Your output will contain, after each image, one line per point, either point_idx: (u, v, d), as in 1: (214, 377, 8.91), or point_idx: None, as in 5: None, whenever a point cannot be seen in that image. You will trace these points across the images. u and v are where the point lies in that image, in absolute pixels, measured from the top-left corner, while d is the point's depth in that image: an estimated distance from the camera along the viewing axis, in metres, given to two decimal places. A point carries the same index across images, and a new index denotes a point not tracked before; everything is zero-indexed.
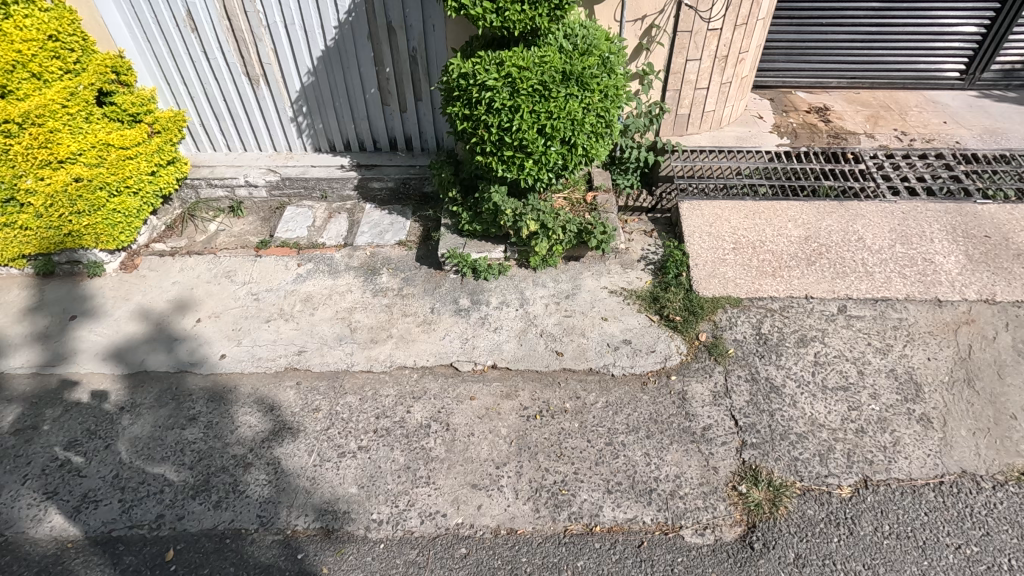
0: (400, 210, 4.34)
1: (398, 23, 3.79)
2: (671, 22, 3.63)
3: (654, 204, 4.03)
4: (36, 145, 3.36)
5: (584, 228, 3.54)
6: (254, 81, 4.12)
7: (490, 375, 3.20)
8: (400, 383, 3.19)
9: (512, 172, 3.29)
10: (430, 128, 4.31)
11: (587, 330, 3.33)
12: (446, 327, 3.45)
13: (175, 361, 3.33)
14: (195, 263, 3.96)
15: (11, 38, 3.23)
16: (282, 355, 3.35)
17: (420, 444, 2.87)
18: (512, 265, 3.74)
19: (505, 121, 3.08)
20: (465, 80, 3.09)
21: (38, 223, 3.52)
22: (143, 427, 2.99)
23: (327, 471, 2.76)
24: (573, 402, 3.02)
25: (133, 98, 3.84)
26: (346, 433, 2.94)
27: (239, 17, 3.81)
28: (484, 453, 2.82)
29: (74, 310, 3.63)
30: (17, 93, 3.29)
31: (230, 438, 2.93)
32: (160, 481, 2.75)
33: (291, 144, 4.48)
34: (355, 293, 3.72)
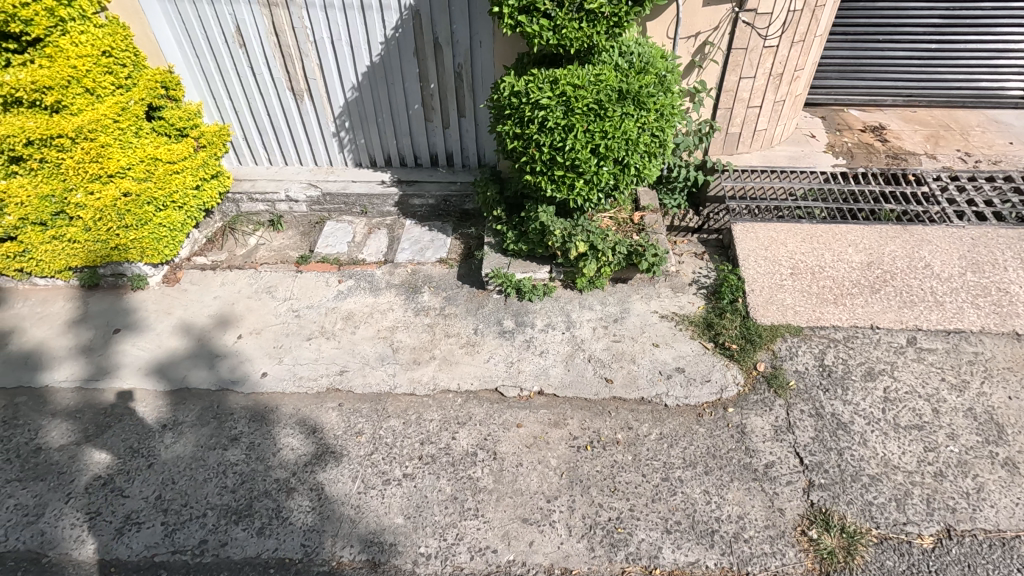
0: (440, 227, 4.29)
1: (446, 39, 3.74)
2: (726, 39, 3.51)
3: (700, 225, 4.01)
4: (87, 159, 3.37)
5: (635, 250, 3.42)
6: (299, 96, 4.09)
7: (537, 402, 3.11)
8: (444, 408, 3.10)
9: (561, 192, 3.20)
10: (473, 145, 4.26)
11: (637, 356, 3.22)
12: (491, 349, 3.36)
13: (217, 379, 3.28)
14: (236, 278, 3.94)
15: (67, 53, 3.25)
16: (324, 375, 3.29)
17: (467, 474, 2.77)
18: (558, 287, 3.63)
19: (557, 141, 2.99)
20: (517, 98, 3.01)
21: (87, 237, 3.53)
22: (185, 447, 2.95)
23: (372, 499, 2.68)
24: (625, 433, 2.92)
25: (181, 113, 3.85)
26: (390, 459, 2.85)
27: (286, 33, 3.78)
28: (534, 486, 2.71)
29: (117, 323, 3.63)
30: (72, 108, 3.30)
31: (272, 461, 2.87)
32: (202, 505, 2.69)
33: (332, 159, 4.45)
34: (396, 311, 3.65)
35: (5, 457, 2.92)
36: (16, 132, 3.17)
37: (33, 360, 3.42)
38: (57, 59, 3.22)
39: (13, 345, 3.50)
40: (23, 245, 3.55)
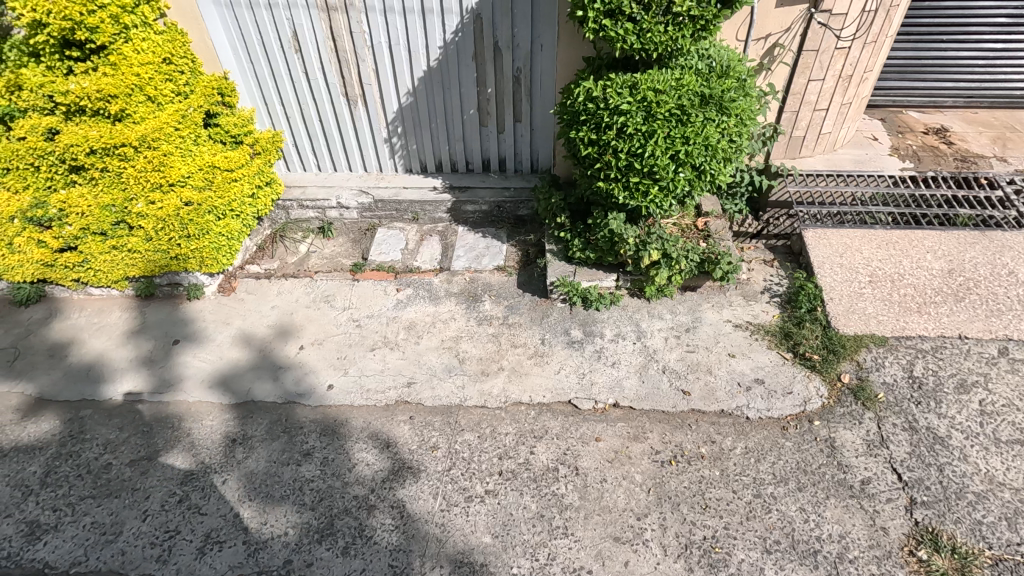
0: (494, 234, 4.23)
1: (506, 43, 3.68)
2: (797, 41, 3.43)
3: (759, 230, 3.91)
4: (149, 169, 3.32)
5: (708, 258, 3.36)
6: (353, 102, 4.04)
7: (613, 414, 3.03)
8: (518, 420, 3.03)
9: (635, 199, 3.11)
10: (528, 150, 4.19)
11: (714, 367, 3.14)
12: (561, 360, 3.28)
13: (282, 392, 3.22)
14: (292, 287, 3.88)
15: (130, 61, 3.22)
16: (392, 387, 3.23)
17: (552, 490, 2.70)
18: (624, 295, 3.56)
19: (636, 147, 2.91)
20: (594, 104, 2.94)
21: (147, 247, 3.49)
22: (258, 462, 2.89)
23: (457, 517, 2.61)
24: (709, 447, 2.84)
25: (235, 120, 3.78)
26: (470, 475, 2.79)
27: (344, 38, 3.73)
28: (622, 503, 2.63)
29: (176, 333, 3.58)
30: (134, 116, 3.28)
31: (349, 477, 2.80)
32: (282, 523, 2.62)
33: (382, 165, 4.39)
34: (459, 320, 3.59)
35: (76, 473, 2.87)
36: (80, 141, 3.20)
37: (95, 372, 3.38)
38: (121, 67, 3.21)
39: (73, 358, 3.47)
40: (83, 256, 3.53)
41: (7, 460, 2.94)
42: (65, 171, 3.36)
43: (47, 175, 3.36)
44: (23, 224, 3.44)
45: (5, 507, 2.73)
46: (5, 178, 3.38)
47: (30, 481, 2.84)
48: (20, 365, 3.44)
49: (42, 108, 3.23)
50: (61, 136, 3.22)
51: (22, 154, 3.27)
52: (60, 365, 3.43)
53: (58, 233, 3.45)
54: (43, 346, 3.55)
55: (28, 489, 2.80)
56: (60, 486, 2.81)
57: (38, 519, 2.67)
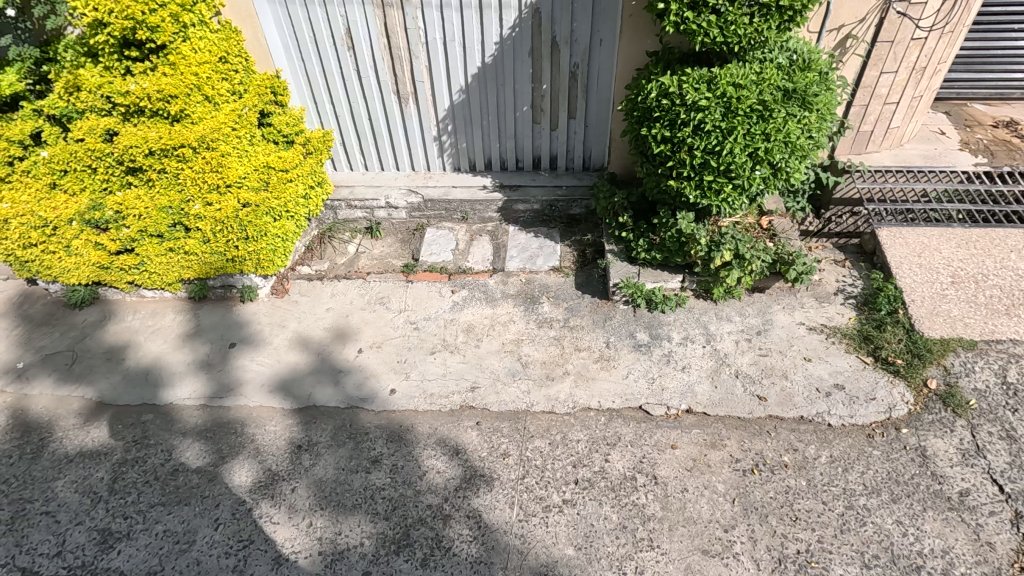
0: (547, 233, 4.13)
1: (564, 38, 3.59)
2: (871, 32, 3.30)
3: (821, 229, 3.84)
4: (207, 170, 3.27)
5: (780, 259, 3.24)
6: (404, 99, 3.96)
7: (687, 421, 2.95)
8: (589, 427, 2.95)
9: (707, 198, 3.01)
10: (580, 147, 4.11)
11: (789, 371, 3.04)
12: (628, 364, 3.20)
13: (344, 397, 3.17)
14: (346, 288, 3.82)
15: (189, 61, 3.18)
16: (455, 392, 3.17)
17: (632, 500, 2.62)
18: (689, 296, 3.45)
19: (713, 144, 2.80)
20: (669, 100, 2.84)
21: (204, 248, 3.44)
22: (326, 469, 2.83)
23: (536, 528, 2.54)
24: (791, 455, 2.74)
25: (287, 118, 3.72)
26: (545, 484, 2.71)
27: (398, 34, 3.65)
28: (707, 514, 2.54)
29: (232, 336, 3.53)
30: (193, 116, 3.24)
31: (421, 485, 2.74)
32: (357, 533, 2.56)
33: (430, 163, 4.31)
34: (518, 323, 3.51)
35: (144, 479, 2.83)
36: (139, 142, 3.18)
37: (154, 376, 3.35)
38: (180, 66, 3.16)
39: (130, 361, 3.44)
40: (139, 258, 3.48)
41: (74, 466, 2.91)
42: (121, 172, 3.34)
43: (104, 177, 3.35)
44: (81, 226, 3.43)
45: (75, 514, 2.70)
46: (62, 180, 3.38)
47: (98, 488, 2.80)
48: (79, 369, 3.42)
49: (99, 109, 3.22)
50: (120, 137, 3.20)
51: (80, 155, 3.27)
52: (118, 368, 3.41)
53: (116, 235, 3.42)
54: (100, 348, 3.53)
55: (97, 496, 2.77)
56: (129, 493, 2.77)
57: (110, 527, 2.64)
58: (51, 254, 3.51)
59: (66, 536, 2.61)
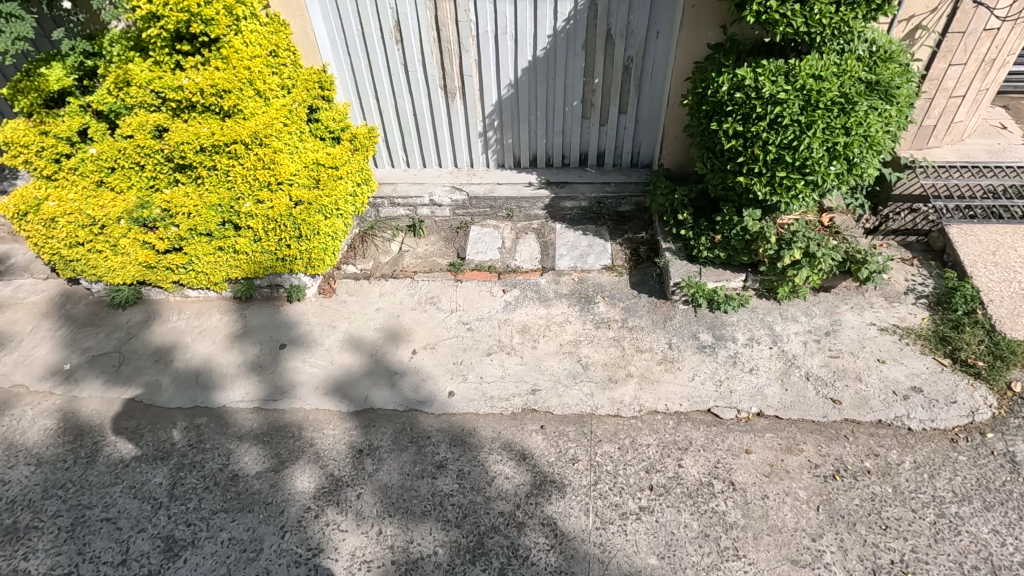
0: (595, 231, 4.04)
1: (620, 30, 3.48)
2: (942, 22, 3.18)
3: (877, 227, 3.70)
4: (260, 167, 3.19)
5: (850, 257, 3.17)
6: (451, 94, 3.86)
7: (759, 424, 2.86)
8: (658, 431, 2.87)
9: (777, 195, 2.91)
10: (630, 143, 4.01)
11: (863, 374, 2.96)
12: (693, 366, 3.11)
13: (402, 399, 3.09)
14: (394, 288, 3.74)
15: (241, 55, 3.08)
16: (516, 395, 3.08)
17: (711, 507, 2.54)
18: (752, 296, 3.35)
19: (790, 139, 2.69)
20: (743, 93, 2.73)
21: (254, 248, 3.35)
22: (390, 475, 2.75)
23: (615, 536, 2.46)
24: (873, 461, 2.66)
25: (334, 114, 3.64)
26: (619, 490, 2.63)
27: (449, 27, 3.56)
28: (792, 522, 2.46)
29: (281, 337, 3.46)
30: (245, 112, 3.15)
31: (490, 491, 2.66)
32: (430, 542, 2.48)
33: (473, 160, 4.21)
34: (575, 323, 3.42)
35: (203, 485, 2.76)
36: (191, 138, 3.11)
37: (204, 378, 3.27)
38: (232, 60, 3.06)
39: (179, 363, 3.37)
40: (187, 257, 3.40)
41: (130, 471, 2.84)
42: (170, 170, 3.27)
43: (152, 174, 3.28)
44: (128, 225, 3.35)
45: (137, 521, 2.63)
46: (110, 178, 3.32)
47: (157, 494, 2.73)
48: (127, 371, 3.35)
49: (149, 105, 3.14)
50: (171, 134, 3.12)
51: (129, 152, 3.20)
52: (167, 370, 3.33)
53: (163, 234, 3.34)
54: (147, 349, 3.46)
55: (157, 502, 2.70)
56: (189, 499, 2.70)
57: (174, 534, 2.57)
58: (97, 254, 3.43)
59: (130, 544, 2.54)
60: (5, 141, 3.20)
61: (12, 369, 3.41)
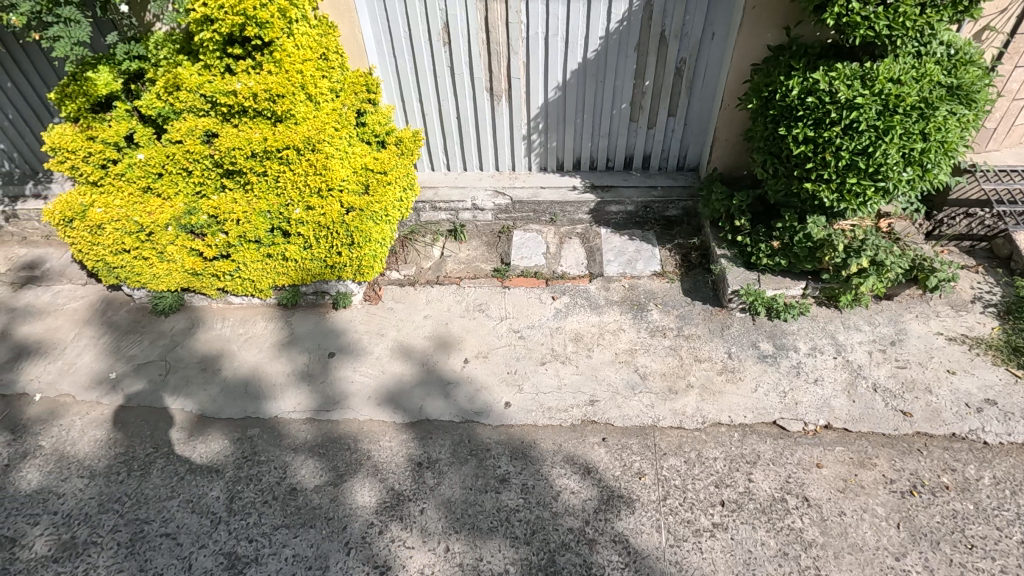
0: (642, 236, 3.97)
1: (675, 31, 3.40)
2: (1011, 23, 3.09)
3: (931, 232, 3.60)
4: (312, 173, 3.13)
5: (917, 265, 3.09)
6: (497, 97, 3.79)
7: (827, 437, 2.78)
8: (724, 444, 2.80)
9: (846, 202, 2.84)
10: (677, 146, 3.94)
11: (933, 385, 2.89)
12: (756, 377, 3.04)
13: (458, 410, 3.03)
14: (441, 295, 3.69)
15: (294, 58, 3.02)
16: (575, 405, 3.01)
17: (787, 524, 2.47)
18: (811, 304, 3.29)
19: (865, 144, 2.62)
20: (816, 97, 2.67)
21: (304, 255, 3.31)
22: (453, 489, 2.69)
23: (691, 554, 2.40)
24: (951, 476, 2.59)
25: (380, 118, 3.57)
26: (690, 505, 2.57)
27: (498, 29, 3.49)
28: (873, 540, 2.39)
29: (330, 345, 3.40)
30: (296, 117, 3.09)
31: (557, 507, 2.60)
32: (500, 560, 2.43)
33: (516, 163, 4.14)
34: (629, 332, 3.35)
35: (262, 499, 2.70)
36: (242, 144, 3.05)
37: (253, 387, 3.21)
38: (285, 64, 3.00)
39: (227, 372, 3.31)
40: (234, 264, 3.35)
41: (186, 484, 2.79)
42: (218, 175, 3.21)
43: (199, 180, 3.23)
44: (175, 231, 3.30)
45: (197, 537, 2.58)
46: (157, 184, 3.27)
47: (216, 508, 2.68)
48: (174, 380, 3.29)
49: (198, 109, 3.08)
50: (221, 139, 3.07)
51: (177, 157, 3.14)
52: (215, 379, 3.27)
53: (211, 241, 3.30)
54: (193, 358, 3.40)
55: (216, 517, 2.64)
56: (249, 514, 2.65)
57: (236, 550, 2.52)
58: (142, 260, 3.39)
59: (192, 561, 2.50)
60: (51, 146, 3.15)
61: (57, 377, 3.36)
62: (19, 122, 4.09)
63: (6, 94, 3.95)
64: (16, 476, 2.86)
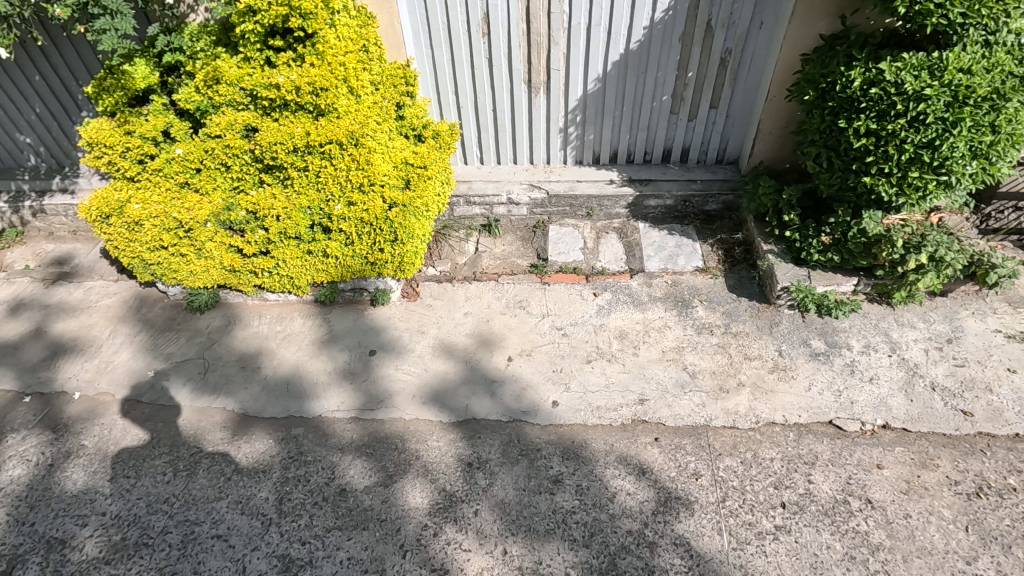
0: (682, 231, 3.90)
1: (722, 21, 3.31)
2: None
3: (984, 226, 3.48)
4: (354, 168, 3.07)
5: (975, 260, 3.01)
6: (535, 89, 3.71)
7: (886, 437, 2.72)
8: (779, 444, 2.74)
9: (905, 196, 2.77)
10: (717, 139, 3.86)
11: (993, 384, 2.83)
12: (809, 376, 2.98)
13: (505, 410, 2.98)
14: (479, 291, 3.63)
15: (336, 50, 2.94)
16: (624, 404, 2.96)
17: (852, 527, 2.42)
18: (862, 301, 3.23)
19: (931, 138, 2.55)
20: (880, 89, 2.60)
21: (345, 251, 3.28)
22: (505, 490, 2.65)
23: (755, 557, 2.36)
24: (1017, 477, 2.53)
25: (418, 110, 3.51)
26: (750, 507, 2.52)
27: (540, 19, 3.40)
28: (942, 544, 2.34)
29: (370, 343, 3.35)
30: (339, 111, 3.03)
31: (614, 509, 2.55)
32: (559, 563, 2.39)
33: (551, 156, 4.08)
34: (675, 329, 3.30)
35: (312, 500, 2.66)
36: (284, 138, 2.98)
37: (295, 386, 3.17)
38: (327, 56, 2.92)
39: (267, 370, 3.27)
40: (274, 261, 3.32)
41: (234, 485, 2.75)
42: (257, 171, 3.17)
43: (238, 175, 3.18)
44: (214, 228, 3.26)
45: (249, 539, 2.54)
46: (195, 179, 3.23)
47: (266, 509, 2.64)
48: (214, 379, 3.25)
49: (237, 103, 3.01)
50: (262, 134, 3.00)
51: (217, 152, 3.09)
52: (256, 377, 3.23)
53: (251, 237, 3.26)
54: (232, 356, 3.36)
55: (267, 518, 2.61)
56: (300, 515, 2.61)
57: (290, 553, 2.48)
58: (180, 256, 3.35)
59: (246, 563, 2.46)
60: (88, 141, 3.09)
61: (95, 375, 3.32)
62: (46, 116, 4.04)
63: (34, 87, 3.90)
64: (61, 476, 2.83)
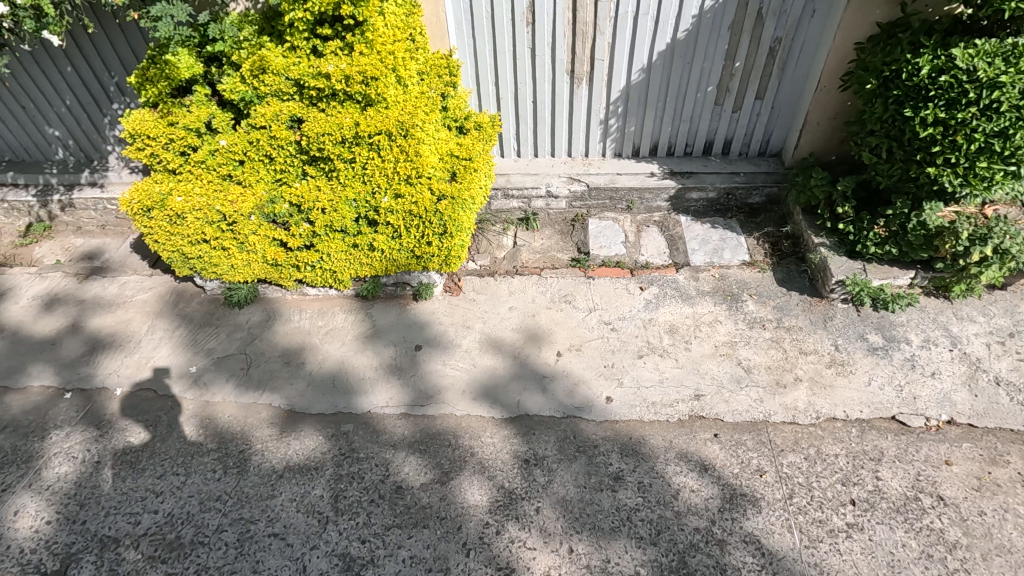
0: (725, 224, 3.84)
1: (773, 9, 3.24)
2: None
3: None
4: (403, 160, 3.01)
5: None
6: (577, 80, 3.65)
7: (952, 433, 2.67)
8: (843, 440, 2.68)
9: (970, 187, 2.71)
10: (761, 131, 3.80)
11: None
12: (868, 370, 2.92)
13: (558, 406, 2.92)
14: (522, 286, 3.57)
15: (386, 38, 2.86)
16: (680, 400, 2.90)
17: (926, 524, 2.37)
18: (919, 295, 3.18)
19: (1004, 126, 2.49)
20: (951, 76, 2.53)
21: (392, 245, 3.24)
22: (566, 487, 2.59)
23: (829, 556, 2.30)
24: None
25: (460, 101, 3.44)
26: (819, 504, 2.46)
27: (586, 8, 3.34)
28: (1020, 541, 2.29)
29: (415, 338, 3.30)
30: (387, 101, 2.96)
31: (680, 506, 2.50)
32: (628, 562, 2.34)
33: (589, 149, 4.02)
34: (726, 323, 3.24)
35: (368, 498, 2.61)
36: (333, 129, 2.91)
37: (342, 381, 3.11)
38: (376, 45, 2.84)
39: (312, 365, 3.21)
40: (318, 254, 3.28)
41: (286, 482, 2.70)
42: (302, 162, 3.11)
43: (283, 167, 3.13)
44: (258, 221, 3.22)
45: (307, 537, 2.49)
46: (238, 171, 3.17)
47: (322, 507, 2.59)
48: (257, 374, 3.19)
49: (283, 93, 2.94)
50: (309, 125, 2.92)
51: (261, 143, 3.03)
52: (301, 373, 3.18)
53: (296, 230, 3.22)
54: (275, 352, 3.30)
55: (324, 516, 2.56)
56: (358, 513, 2.56)
57: (350, 552, 2.43)
58: (222, 250, 3.31)
59: (306, 562, 2.41)
60: (130, 132, 3.02)
61: (136, 371, 3.26)
62: (77, 108, 3.97)
63: (65, 78, 3.83)
64: (109, 474, 2.77)
